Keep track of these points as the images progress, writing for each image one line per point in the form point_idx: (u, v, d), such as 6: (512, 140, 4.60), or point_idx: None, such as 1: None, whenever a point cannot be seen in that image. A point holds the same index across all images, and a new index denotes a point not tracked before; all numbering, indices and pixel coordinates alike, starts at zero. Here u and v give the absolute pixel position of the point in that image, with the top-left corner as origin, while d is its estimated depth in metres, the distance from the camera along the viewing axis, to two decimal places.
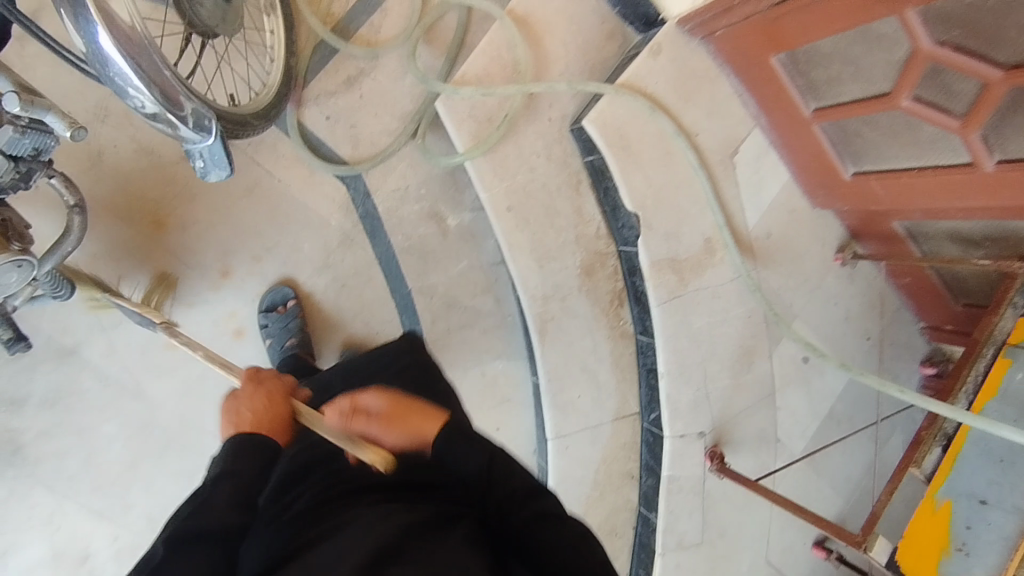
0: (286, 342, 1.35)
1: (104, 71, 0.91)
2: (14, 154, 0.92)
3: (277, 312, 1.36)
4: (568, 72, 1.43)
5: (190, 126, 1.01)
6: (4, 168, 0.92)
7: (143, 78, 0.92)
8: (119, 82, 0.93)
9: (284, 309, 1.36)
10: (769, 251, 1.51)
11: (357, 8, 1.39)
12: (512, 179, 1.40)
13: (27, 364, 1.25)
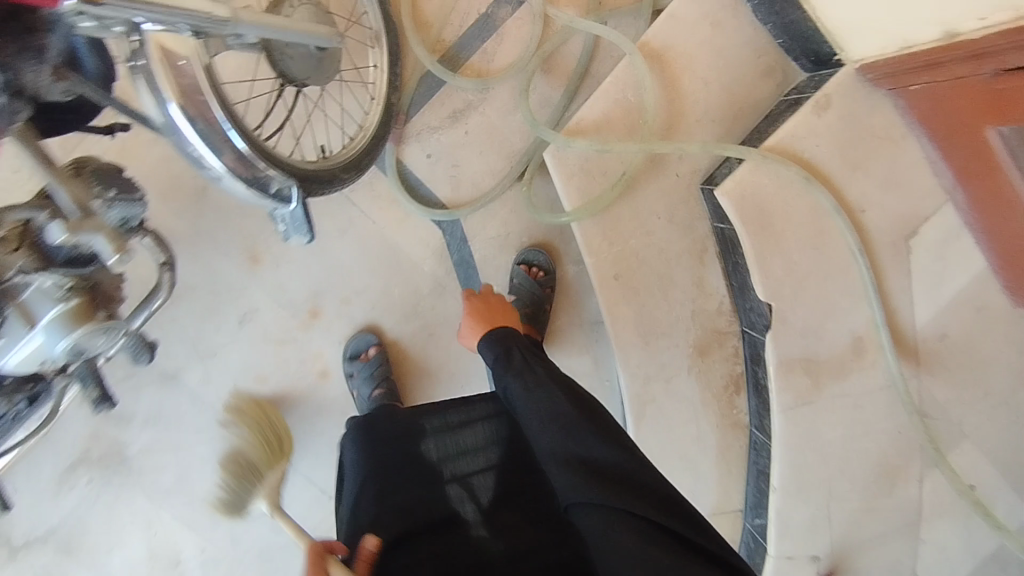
0: (372, 392, 1.29)
1: (178, 142, 0.83)
2: None
3: (361, 359, 1.32)
4: (708, 118, 1.19)
5: (268, 193, 0.95)
6: None
7: (217, 151, 0.85)
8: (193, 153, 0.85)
9: (366, 356, 1.32)
10: (940, 355, 1.19)
11: (470, 33, 1.24)
12: (624, 244, 1.21)
13: (135, 384, 1.32)
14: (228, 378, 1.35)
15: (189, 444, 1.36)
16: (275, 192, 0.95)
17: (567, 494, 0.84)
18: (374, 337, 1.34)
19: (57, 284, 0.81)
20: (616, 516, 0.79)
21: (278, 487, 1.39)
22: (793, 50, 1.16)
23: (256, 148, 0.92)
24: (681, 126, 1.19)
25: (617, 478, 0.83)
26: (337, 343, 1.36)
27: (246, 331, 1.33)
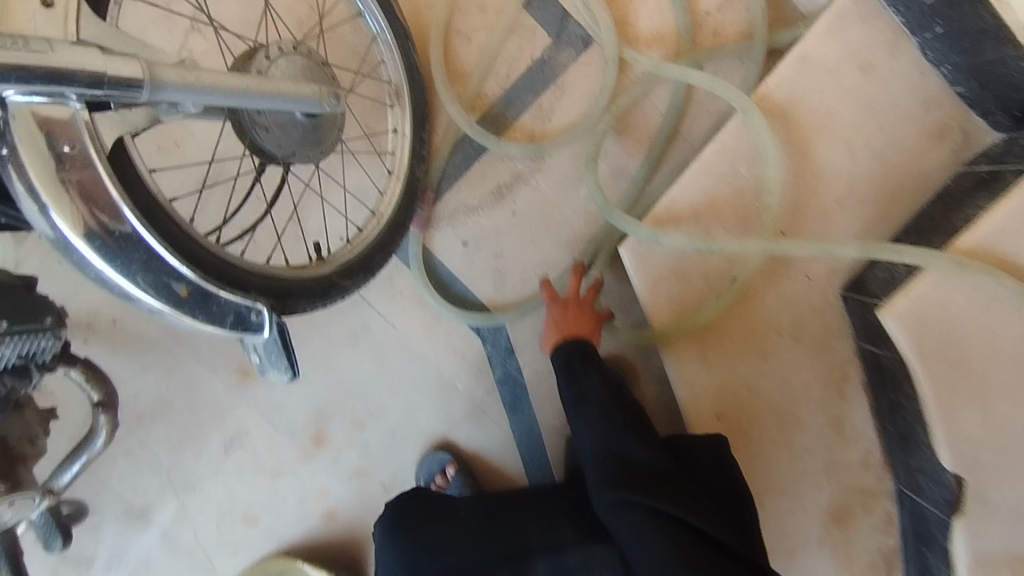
0: None
1: (78, 265, 0.55)
2: None
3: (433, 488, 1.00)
4: (850, 196, 0.85)
5: (229, 326, 0.63)
6: None
7: (144, 276, 0.56)
8: (105, 281, 0.56)
9: (444, 482, 1.00)
10: None
11: (522, 85, 0.95)
12: (730, 371, 0.87)
13: (91, 525, 1.03)
14: (209, 517, 1.05)
15: None
16: (239, 321, 0.64)
17: (601, 496, 0.72)
18: (451, 453, 1.02)
19: None
20: (651, 515, 0.69)
21: None
22: (981, 102, 0.81)
23: (212, 264, 0.63)
24: (811, 208, 0.86)
25: (656, 476, 0.72)
26: (345, 478, 1.05)
27: (232, 460, 1.04)
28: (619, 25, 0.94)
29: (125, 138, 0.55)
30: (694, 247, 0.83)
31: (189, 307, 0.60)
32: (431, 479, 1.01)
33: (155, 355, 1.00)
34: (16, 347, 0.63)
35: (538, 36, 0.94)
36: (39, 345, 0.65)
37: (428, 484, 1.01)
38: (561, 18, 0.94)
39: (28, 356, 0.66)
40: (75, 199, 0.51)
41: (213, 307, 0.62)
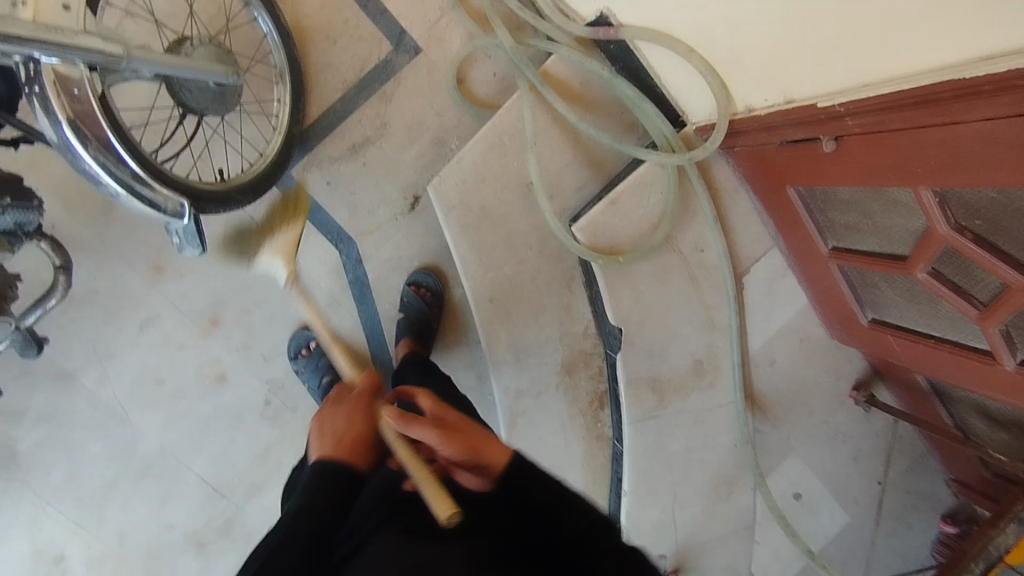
0: (322, 380, 1.40)
1: (74, 161, 0.92)
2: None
3: (303, 355, 1.43)
4: (575, 163, 1.36)
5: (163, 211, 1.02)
6: None
7: (111, 171, 0.94)
8: (89, 171, 0.94)
9: (308, 351, 1.43)
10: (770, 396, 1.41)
11: (370, 76, 1.39)
12: (499, 270, 1.36)
13: (27, 383, 1.36)
14: (126, 379, 1.41)
15: (82, 441, 1.41)
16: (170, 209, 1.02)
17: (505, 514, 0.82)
18: (314, 332, 1.45)
19: None
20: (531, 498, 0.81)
21: (173, 482, 1.47)
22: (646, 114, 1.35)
23: (155, 173, 1.02)
24: (553, 170, 1.35)
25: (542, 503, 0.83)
26: (236, 350, 1.44)
27: (145, 336, 1.40)
28: (438, 41, 1.40)
29: (105, 90, 0.95)
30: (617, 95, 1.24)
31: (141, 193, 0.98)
32: (300, 348, 1.44)
33: (85, 253, 1.34)
34: (13, 216, 0.98)
35: (383, 43, 1.38)
36: (29, 216, 1.00)
37: (297, 353, 1.44)
38: (398, 31, 1.39)
39: (20, 225, 1.01)
40: (75, 120, 0.88)
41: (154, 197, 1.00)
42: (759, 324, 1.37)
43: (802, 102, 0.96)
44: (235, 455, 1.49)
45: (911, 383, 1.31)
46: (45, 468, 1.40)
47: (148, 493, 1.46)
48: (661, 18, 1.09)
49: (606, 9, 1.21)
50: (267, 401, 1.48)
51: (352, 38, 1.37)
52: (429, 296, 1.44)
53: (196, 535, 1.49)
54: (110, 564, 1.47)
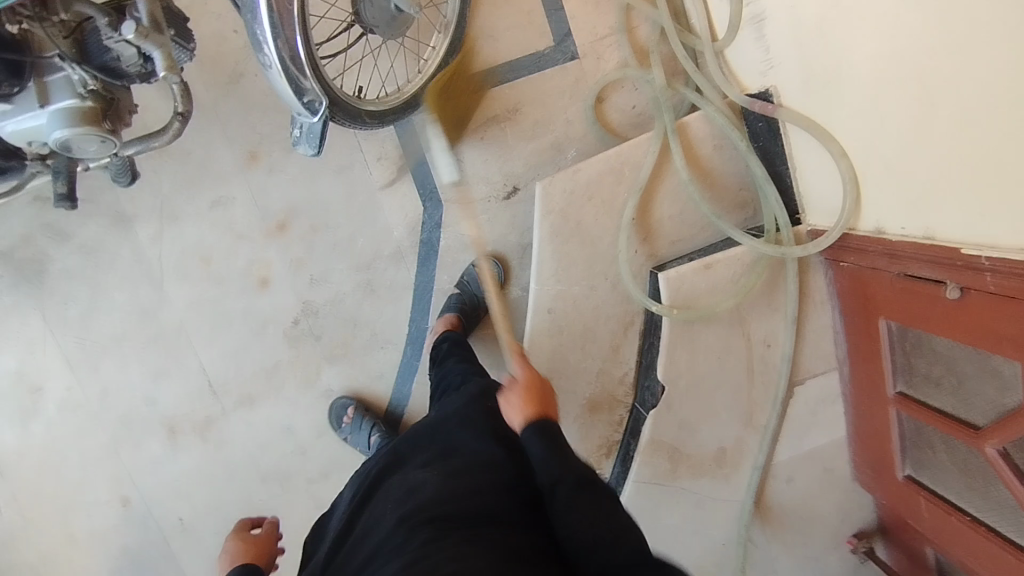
0: (372, 441, 1.43)
1: (250, 22, 0.96)
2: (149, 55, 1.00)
3: (346, 422, 1.46)
4: (680, 217, 1.35)
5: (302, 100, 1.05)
6: (135, 61, 1.00)
7: (277, 44, 0.97)
8: (259, 37, 0.97)
9: (351, 418, 1.46)
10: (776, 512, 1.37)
11: (521, 63, 1.41)
12: (568, 286, 1.35)
13: (86, 212, 1.35)
14: (176, 245, 1.39)
15: (109, 286, 1.38)
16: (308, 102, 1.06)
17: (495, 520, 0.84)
18: (349, 398, 1.48)
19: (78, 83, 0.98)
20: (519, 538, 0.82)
21: (175, 361, 1.43)
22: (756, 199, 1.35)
23: (313, 66, 1.04)
24: (656, 216, 1.34)
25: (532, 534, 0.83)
26: (289, 261, 1.43)
27: (212, 214, 1.38)
28: (596, 55, 1.42)
29: None
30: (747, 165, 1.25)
31: (290, 77, 1.01)
32: (340, 417, 1.47)
33: (195, 114, 1.34)
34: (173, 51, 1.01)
35: (544, 38, 1.42)
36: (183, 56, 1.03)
37: (341, 420, 1.47)
38: (564, 33, 1.42)
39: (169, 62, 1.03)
40: None
41: (298, 85, 1.02)
42: (793, 437, 1.34)
43: (943, 244, 0.96)
44: (242, 360, 1.45)
45: (917, 554, 1.28)
46: (66, 297, 1.38)
47: (147, 361, 1.43)
48: (824, 113, 1.11)
49: (770, 87, 1.22)
50: (294, 321, 1.45)
51: (519, 22, 1.40)
52: (488, 288, 1.44)
53: (174, 420, 1.46)
54: (83, 414, 1.43)
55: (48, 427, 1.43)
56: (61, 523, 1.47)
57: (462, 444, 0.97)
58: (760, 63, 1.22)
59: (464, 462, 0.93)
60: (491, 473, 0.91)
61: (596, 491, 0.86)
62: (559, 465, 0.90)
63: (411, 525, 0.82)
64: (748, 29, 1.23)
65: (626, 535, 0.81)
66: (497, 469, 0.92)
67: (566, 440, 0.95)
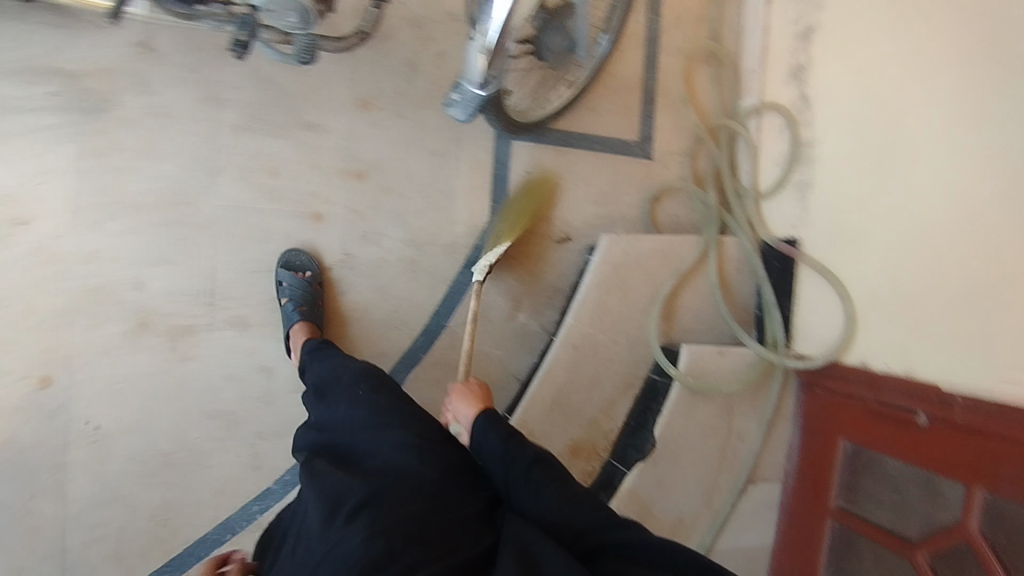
0: None
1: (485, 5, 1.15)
2: None
3: None
4: (696, 312, 1.57)
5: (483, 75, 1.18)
6: None
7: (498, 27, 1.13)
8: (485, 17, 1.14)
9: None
10: None
11: (611, 142, 1.63)
12: (597, 332, 1.48)
13: (181, 77, 1.30)
14: (251, 146, 1.34)
15: (163, 154, 1.30)
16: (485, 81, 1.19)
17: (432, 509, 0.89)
18: None
19: None
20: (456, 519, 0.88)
21: (188, 253, 1.32)
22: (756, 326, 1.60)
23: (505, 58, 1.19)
24: (680, 303, 1.55)
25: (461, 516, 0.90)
26: (351, 208, 1.41)
27: (301, 135, 1.37)
28: (666, 163, 1.69)
29: None
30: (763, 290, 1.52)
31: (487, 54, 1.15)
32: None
33: None
34: None
35: (634, 133, 1.66)
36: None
37: None
38: (649, 136, 1.67)
39: None
40: None
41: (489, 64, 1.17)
42: (734, 529, 1.48)
43: (925, 382, 1.23)
44: (255, 282, 1.36)
45: None
46: (111, 145, 1.27)
47: (158, 243, 1.30)
48: (842, 264, 1.41)
49: (797, 237, 1.53)
50: (327, 267, 1.40)
51: (622, 111, 1.64)
52: (311, 278, 1.35)
53: (149, 313, 1.30)
54: (54, 267, 1.25)
55: (4, 267, 1.23)
56: None
57: (368, 434, 1.00)
58: (796, 216, 1.54)
59: (374, 453, 0.97)
60: (400, 450, 0.96)
61: (565, 509, 0.92)
62: (540, 490, 0.94)
63: (342, 520, 0.86)
64: (792, 192, 1.55)
65: (603, 535, 0.90)
66: (403, 445, 0.96)
67: (536, 468, 0.96)
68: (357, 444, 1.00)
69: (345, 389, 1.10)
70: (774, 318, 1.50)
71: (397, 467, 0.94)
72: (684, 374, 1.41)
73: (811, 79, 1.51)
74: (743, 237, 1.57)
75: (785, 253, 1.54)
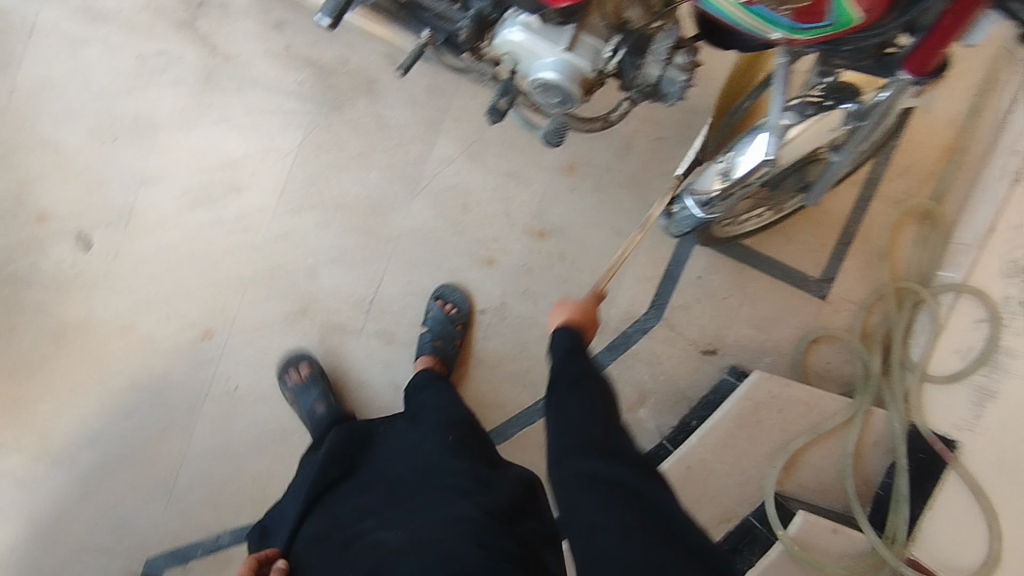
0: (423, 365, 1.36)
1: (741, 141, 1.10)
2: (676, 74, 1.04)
3: None
4: (820, 471, 1.48)
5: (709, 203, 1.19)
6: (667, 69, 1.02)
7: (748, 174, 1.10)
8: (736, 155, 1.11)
9: (300, 378, 1.31)
10: None
11: (789, 272, 1.57)
12: (715, 460, 1.45)
13: (416, 99, 1.33)
14: (454, 178, 1.37)
15: (374, 162, 1.33)
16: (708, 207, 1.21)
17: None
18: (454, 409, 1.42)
19: (596, 51, 1.01)
20: None
21: (365, 259, 1.36)
22: (874, 507, 1.49)
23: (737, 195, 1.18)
24: (805, 460, 1.47)
25: None
26: (523, 263, 1.42)
27: (503, 181, 1.38)
28: (838, 307, 1.60)
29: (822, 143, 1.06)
30: (898, 480, 1.42)
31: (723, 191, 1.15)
32: (290, 370, 1.33)
33: None
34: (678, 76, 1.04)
35: (815, 269, 1.59)
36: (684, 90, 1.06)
37: None
38: (830, 276, 1.59)
39: (667, 86, 1.06)
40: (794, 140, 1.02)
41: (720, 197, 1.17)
42: None
43: None
44: (412, 303, 1.38)
45: None
46: (332, 142, 1.32)
47: (342, 241, 1.35)
48: (1001, 494, 1.27)
49: (958, 440, 1.40)
50: (480, 311, 1.42)
51: (810, 246, 1.58)
52: (453, 314, 1.36)
53: (312, 303, 1.36)
54: (249, 236, 1.33)
55: (209, 223, 1.32)
56: (132, 308, 1.32)
57: (436, 490, 0.93)
58: (966, 418, 1.40)
59: (427, 516, 0.89)
60: (456, 523, 0.86)
61: (594, 438, 0.77)
62: (567, 402, 0.81)
63: None
64: (968, 392, 1.42)
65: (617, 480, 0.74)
66: (463, 519, 0.86)
67: (577, 376, 0.83)
68: (424, 498, 0.93)
69: (433, 429, 1.04)
70: (901, 513, 1.39)
71: (449, 542, 0.84)
72: (787, 538, 1.34)
73: None
74: (896, 417, 1.47)
75: (935, 450, 1.42)
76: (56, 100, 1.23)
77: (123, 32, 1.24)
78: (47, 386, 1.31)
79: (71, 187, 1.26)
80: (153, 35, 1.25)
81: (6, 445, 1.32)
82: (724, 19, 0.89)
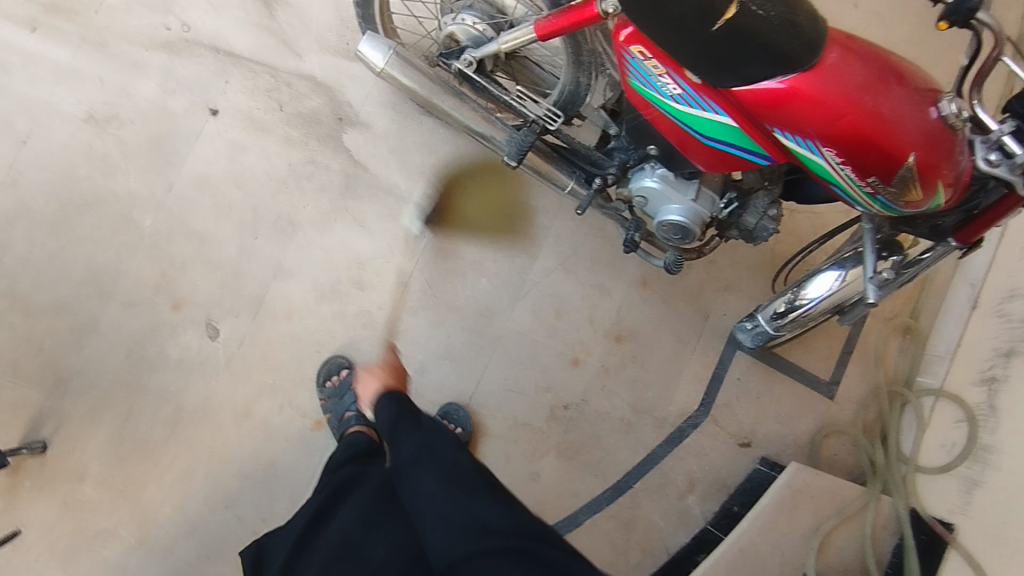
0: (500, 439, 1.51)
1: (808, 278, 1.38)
2: (770, 220, 1.27)
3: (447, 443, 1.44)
4: (843, 552, 1.69)
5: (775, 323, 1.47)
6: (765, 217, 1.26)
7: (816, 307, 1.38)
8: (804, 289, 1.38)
9: (338, 381, 1.36)
10: None
11: (807, 376, 1.85)
12: (762, 543, 1.62)
13: (523, 218, 1.53)
14: (551, 287, 1.55)
15: (486, 271, 1.51)
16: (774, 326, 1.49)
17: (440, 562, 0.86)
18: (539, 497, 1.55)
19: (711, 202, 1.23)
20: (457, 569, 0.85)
21: (469, 355, 1.50)
22: None
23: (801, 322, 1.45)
24: (832, 542, 1.68)
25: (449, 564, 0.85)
26: (602, 363, 1.61)
27: (590, 291, 1.58)
28: (843, 406, 1.88)
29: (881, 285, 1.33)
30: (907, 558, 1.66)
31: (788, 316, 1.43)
32: (330, 375, 1.37)
33: None
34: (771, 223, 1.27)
35: (826, 373, 1.87)
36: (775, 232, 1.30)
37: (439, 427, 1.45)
38: (837, 379, 1.89)
39: (761, 230, 1.29)
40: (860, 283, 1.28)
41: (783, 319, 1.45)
42: None
43: None
44: (508, 397, 1.53)
45: None
46: (452, 251, 1.48)
47: (450, 337, 1.48)
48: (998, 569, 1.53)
49: (953, 522, 1.68)
50: (564, 405, 1.58)
51: (821, 353, 1.88)
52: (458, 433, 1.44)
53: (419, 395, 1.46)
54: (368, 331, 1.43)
55: (333, 318, 1.41)
56: (250, 397, 1.36)
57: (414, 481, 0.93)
58: (959, 504, 1.69)
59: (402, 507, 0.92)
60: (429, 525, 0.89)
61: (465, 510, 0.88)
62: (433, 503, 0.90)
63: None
64: (956, 480, 1.72)
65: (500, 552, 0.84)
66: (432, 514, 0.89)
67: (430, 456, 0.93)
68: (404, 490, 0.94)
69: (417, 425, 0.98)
70: None
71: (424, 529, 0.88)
72: None
73: (1003, 393, 1.69)
74: (900, 504, 1.72)
75: (935, 531, 1.68)
76: (210, 199, 1.38)
77: (280, 146, 1.40)
78: (155, 474, 1.31)
79: (210, 279, 1.36)
80: (304, 147, 1.41)
81: (103, 535, 1.28)
82: (829, 186, 1.10)
